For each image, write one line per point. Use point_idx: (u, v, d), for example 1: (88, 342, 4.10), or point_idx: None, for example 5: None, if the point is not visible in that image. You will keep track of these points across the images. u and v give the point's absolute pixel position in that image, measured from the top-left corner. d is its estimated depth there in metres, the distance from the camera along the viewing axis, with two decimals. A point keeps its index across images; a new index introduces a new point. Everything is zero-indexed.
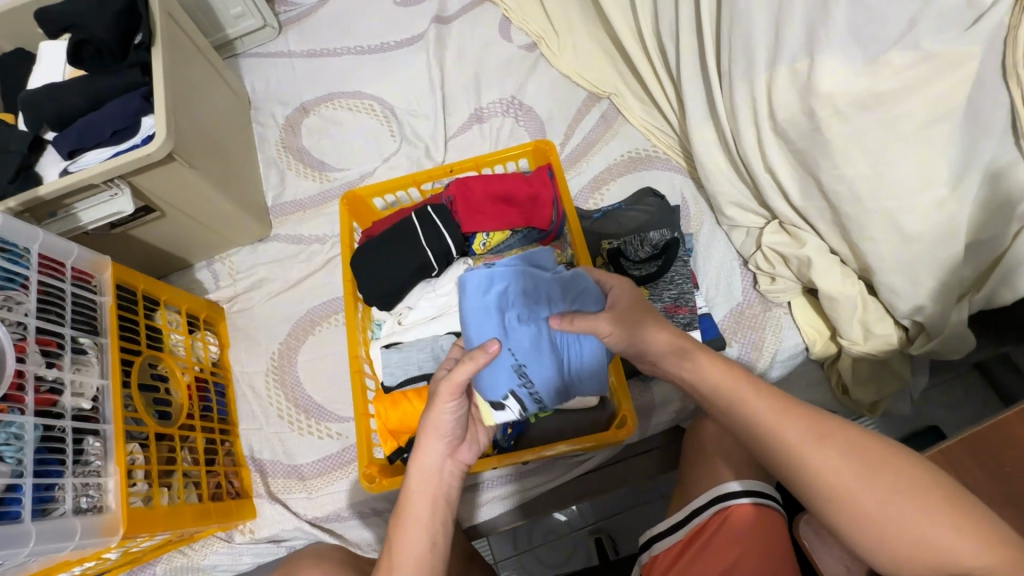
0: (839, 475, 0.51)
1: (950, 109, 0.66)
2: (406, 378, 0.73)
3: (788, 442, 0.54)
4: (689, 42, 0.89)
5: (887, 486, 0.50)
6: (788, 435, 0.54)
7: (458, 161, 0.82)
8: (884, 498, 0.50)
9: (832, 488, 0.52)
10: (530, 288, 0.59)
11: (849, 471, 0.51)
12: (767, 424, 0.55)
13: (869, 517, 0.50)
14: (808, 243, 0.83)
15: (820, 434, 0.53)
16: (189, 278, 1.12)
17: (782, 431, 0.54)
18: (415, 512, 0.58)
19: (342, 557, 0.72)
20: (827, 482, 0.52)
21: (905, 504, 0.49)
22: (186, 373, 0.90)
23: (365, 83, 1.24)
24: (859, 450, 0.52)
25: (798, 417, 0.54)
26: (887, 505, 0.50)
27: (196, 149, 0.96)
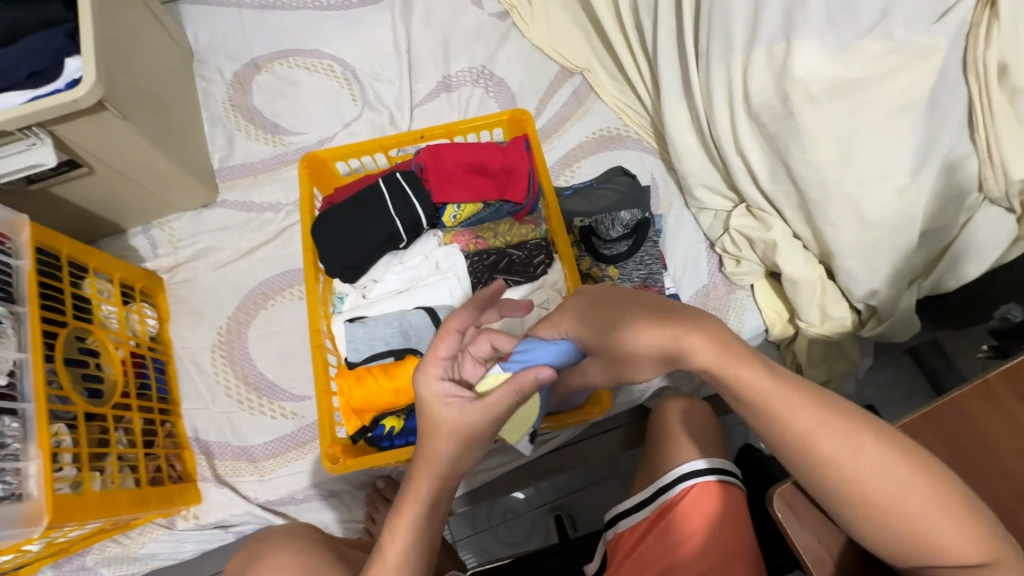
0: (860, 470, 0.44)
1: (915, 100, 0.68)
2: (373, 353, 0.69)
3: (801, 433, 0.46)
4: (666, 20, 0.88)
5: (909, 481, 0.44)
6: (797, 419, 0.46)
7: (430, 127, 0.77)
8: (903, 493, 0.44)
9: (847, 482, 0.45)
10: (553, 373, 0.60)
11: (872, 464, 0.44)
12: (785, 404, 0.47)
13: (880, 510, 0.44)
14: (774, 227, 0.85)
15: (851, 437, 0.45)
16: (122, 245, 1.02)
17: (794, 420, 0.46)
18: (422, 538, 0.51)
19: (317, 536, 0.66)
20: (838, 476, 0.45)
21: (925, 497, 0.43)
22: (120, 348, 0.82)
23: (324, 41, 1.15)
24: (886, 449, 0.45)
25: (812, 398, 0.47)
26: (905, 498, 0.44)
27: (131, 99, 0.86)
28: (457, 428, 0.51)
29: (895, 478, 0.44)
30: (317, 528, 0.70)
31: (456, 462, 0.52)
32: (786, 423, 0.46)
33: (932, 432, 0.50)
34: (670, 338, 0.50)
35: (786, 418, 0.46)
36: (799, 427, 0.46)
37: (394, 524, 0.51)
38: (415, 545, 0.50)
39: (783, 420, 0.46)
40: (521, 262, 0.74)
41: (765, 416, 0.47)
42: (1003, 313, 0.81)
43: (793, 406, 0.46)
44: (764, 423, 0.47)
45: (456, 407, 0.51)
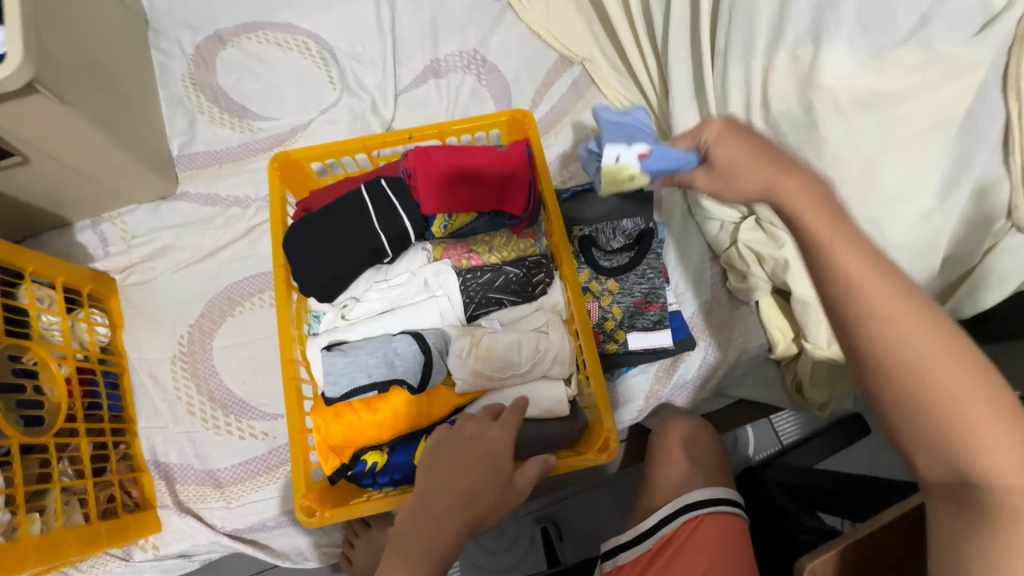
0: (912, 342, 0.40)
1: (948, 118, 0.63)
2: (353, 388, 0.60)
3: (859, 300, 0.42)
4: (679, 12, 0.81)
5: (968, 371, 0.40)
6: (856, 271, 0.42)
7: (420, 126, 0.69)
8: (967, 384, 0.40)
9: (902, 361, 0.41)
10: None
11: (928, 336, 0.40)
12: (875, 293, 0.41)
13: (948, 416, 0.39)
14: (787, 245, 0.78)
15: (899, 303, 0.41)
16: (66, 241, 0.91)
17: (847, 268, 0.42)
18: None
19: None
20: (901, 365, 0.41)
21: (990, 403, 0.39)
22: (64, 365, 0.73)
23: (296, 14, 1.03)
24: (941, 329, 0.41)
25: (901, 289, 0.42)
26: (975, 399, 0.39)
27: (71, 77, 0.74)
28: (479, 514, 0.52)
29: (950, 371, 0.40)
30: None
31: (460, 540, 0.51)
32: (842, 281, 0.42)
33: None
34: (768, 173, 0.45)
35: (848, 273, 0.42)
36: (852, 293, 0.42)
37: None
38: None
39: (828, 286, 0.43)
40: (518, 282, 0.67)
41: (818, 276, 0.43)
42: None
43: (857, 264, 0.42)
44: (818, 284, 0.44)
45: (503, 449, 0.56)
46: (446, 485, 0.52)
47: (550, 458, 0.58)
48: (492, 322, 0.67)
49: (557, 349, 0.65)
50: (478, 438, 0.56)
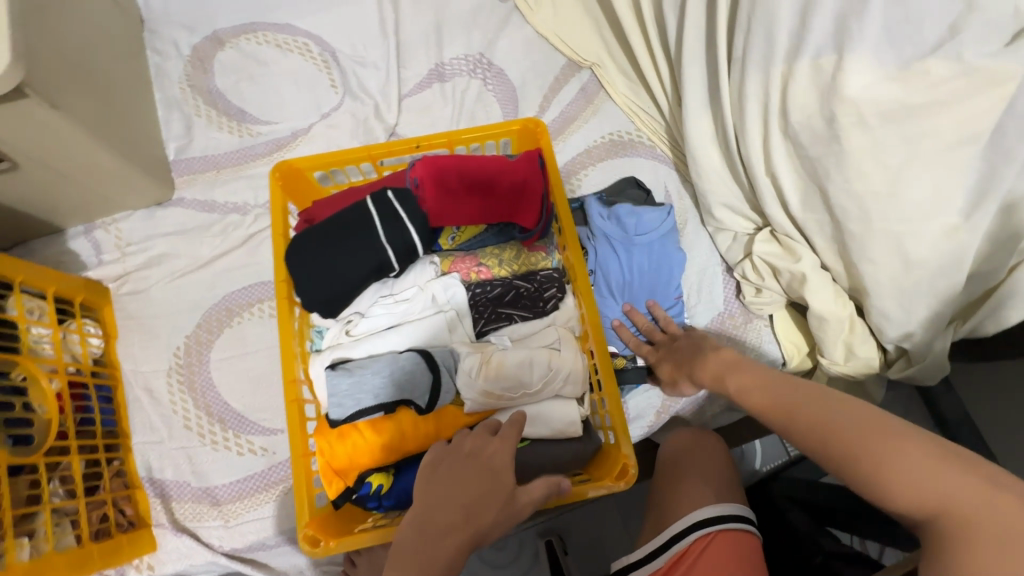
0: (792, 412, 0.51)
1: (977, 132, 0.60)
2: (358, 410, 0.57)
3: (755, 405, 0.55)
4: (694, 18, 0.78)
5: (837, 409, 0.48)
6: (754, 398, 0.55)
7: (427, 135, 0.66)
8: (841, 420, 0.47)
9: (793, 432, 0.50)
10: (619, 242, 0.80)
11: (795, 399, 0.51)
12: (781, 388, 0.53)
13: (862, 457, 0.44)
14: (805, 258, 0.76)
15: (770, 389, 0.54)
16: (58, 248, 0.88)
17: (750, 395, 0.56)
18: None
19: None
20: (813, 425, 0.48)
21: (860, 423, 0.46)
22: (54, 380, 0.70)
23: (297, 14, 1.01)
24: (808, 394, 0.51)
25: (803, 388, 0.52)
26: (840, 427, 0.46)
27: (59, 79, 0.71)
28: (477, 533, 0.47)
29: (819, 416, 0.48)
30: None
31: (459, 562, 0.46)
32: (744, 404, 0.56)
33: None
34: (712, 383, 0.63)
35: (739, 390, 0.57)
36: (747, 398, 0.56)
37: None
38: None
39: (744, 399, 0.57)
40: (529, 296, 0.66)
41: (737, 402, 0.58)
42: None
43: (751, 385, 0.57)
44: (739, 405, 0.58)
45: (504, 465, 0.51)
46: (444, 501, 0.48)
47: (561, 480, 0.53)
48: (502, 338, 0.64)
49: (568, 368, 0.63)
50: (477, 453, 0.52)
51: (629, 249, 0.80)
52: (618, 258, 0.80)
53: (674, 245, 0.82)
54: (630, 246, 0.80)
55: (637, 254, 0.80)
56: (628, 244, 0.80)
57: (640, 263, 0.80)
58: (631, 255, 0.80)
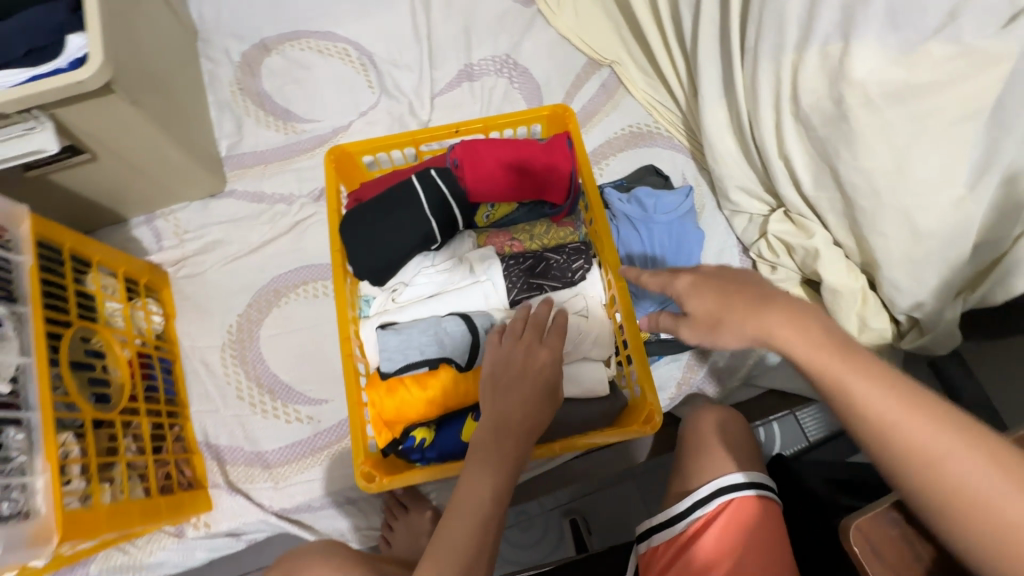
0: (940, 460, 0.41)
1: (979, 108, 0.64)
2: (406, 363, 0.63)
3: (879, 418, 0.43)
4: (708, 14, 0.84)
5: (999, 463, 0.41)
6: (882, 411, 0.43)
7: (466, 122, 0.72)
8: (995, 488, 0.40)
9: (920, 472, 0.42)
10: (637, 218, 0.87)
11: (941, 439, 0.42)
12: (888, 396, 0.43)
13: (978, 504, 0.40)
14: (817, 235, 0.81)
15: (909, 410, 0.43)
16: (123, 236, 0.96)
17: (875, 405, 0.44)
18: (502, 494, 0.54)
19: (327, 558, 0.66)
20: (924, 453, 0.42)
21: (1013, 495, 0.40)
22: (126, 348, 0.77)
23: (339, 23, 1.09)
24: (953, 428, 0.42)
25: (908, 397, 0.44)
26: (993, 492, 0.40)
27: (135, 78, 0.79)
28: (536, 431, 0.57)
29: (972, 469, 0.41)
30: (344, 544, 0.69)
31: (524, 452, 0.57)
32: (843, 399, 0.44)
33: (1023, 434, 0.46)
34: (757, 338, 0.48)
35: (850, 389, 0.44)
36: (872, 408, 0.43)
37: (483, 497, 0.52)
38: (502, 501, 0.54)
39: (871, 406, 0.44)
40: (559, 267, 0.70)
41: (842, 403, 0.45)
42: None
43: (863, 383, 0.44)
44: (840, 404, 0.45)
45: (552, 373, 0.59)
46: (513, 408, 0.57)
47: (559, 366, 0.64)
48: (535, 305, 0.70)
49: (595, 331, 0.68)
50: (529, 365, 0.59)
51: (648, 224, 0.86)
52: (637, 232, 0.86)
53: (691, 224, 0.88)
54: (647, 222, 0.86)
55: (655, 228, 0.86)
56: (646, 220, 0.86)
57: (660, 237, 0.86)
58: (650, 230, 0.86)
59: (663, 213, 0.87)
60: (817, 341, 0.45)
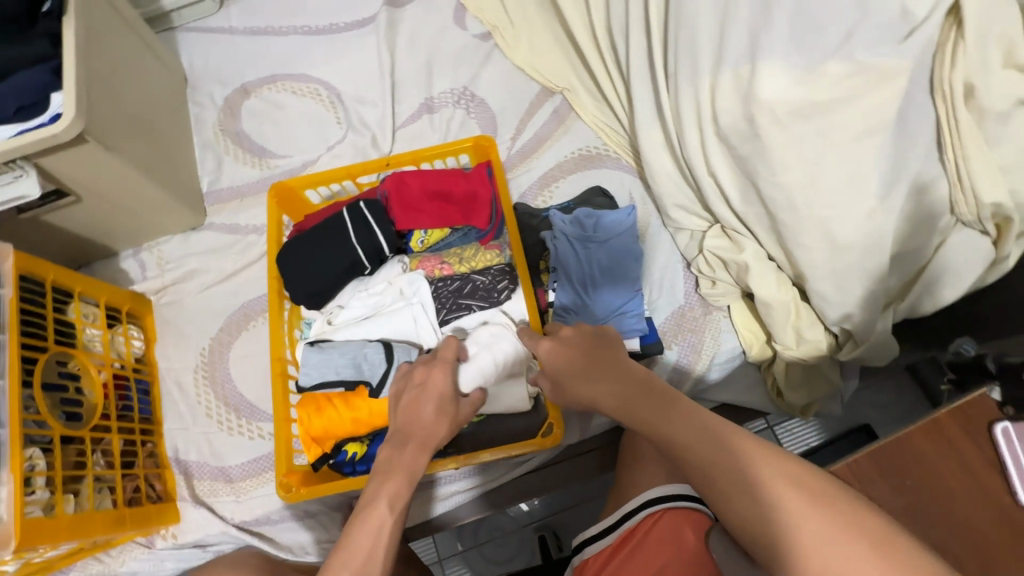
0: (796, 518, 0.46)
1: (881, 122, 0.66)
2: (323, 380, 0.68)
3: (746, 473, 0.49)
4: (638, 42, 0.89)
5: (847, 525, 0.45)
6: (751, 469, 0.49)
7: (395, 155, 0.78)
8: (808, 522, 0.45)
9: (777, 531, 0.46)
10: (576, 239, 0.89)
11: (785, 496, 0.47)
12: (726, 435, 0.51)
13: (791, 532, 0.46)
14: (747, 249, 0.84)
15: (776, 470, 0.48)
16: (113, 268, 1.05)
17: (742, 463, 0.49)
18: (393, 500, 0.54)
19: (263, 568, 0.70)
20: (749, 487, 0.48)
21: (859, 557, 0.43)
22: (102, 371, 0.85)
23: (311, 66, 1.18)
24: (813, 487, 0.47)
25: (747, 439, 0.51)
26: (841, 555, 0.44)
27: (115, 126, 0.88)
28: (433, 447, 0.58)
29: (824, 526, 0.45)
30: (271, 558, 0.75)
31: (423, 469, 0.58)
32: (682, 440, 0.52)
33: (877, 475, 0.54)
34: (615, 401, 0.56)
35: (722, 445, 0.51)
36: (738, 464, 0.49)
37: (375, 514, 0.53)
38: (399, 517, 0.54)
39: (739, 463, 0.50)
40: (484, 288, 0.74)
41: (717, 460, 0.50)
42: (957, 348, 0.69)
43: (733, 439, 0.51)
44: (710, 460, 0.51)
45: (448, 388, 0.61)
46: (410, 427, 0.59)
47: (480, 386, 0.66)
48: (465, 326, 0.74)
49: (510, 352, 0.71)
50: (425, 385, 0.61)
51: (586, 245, 0.89)
52: (575, 252, 0.89)
53: (632, 242, 0.90)
54: (585, 243, 0.89)
55: (593, 250, 0.88)
56: (584, 241, 0.89)
57: (598, 260, 0.88)
58: (588, 251, 0.89)
59: (606, 235, 0.90)
60: (673, 400, 0.55)
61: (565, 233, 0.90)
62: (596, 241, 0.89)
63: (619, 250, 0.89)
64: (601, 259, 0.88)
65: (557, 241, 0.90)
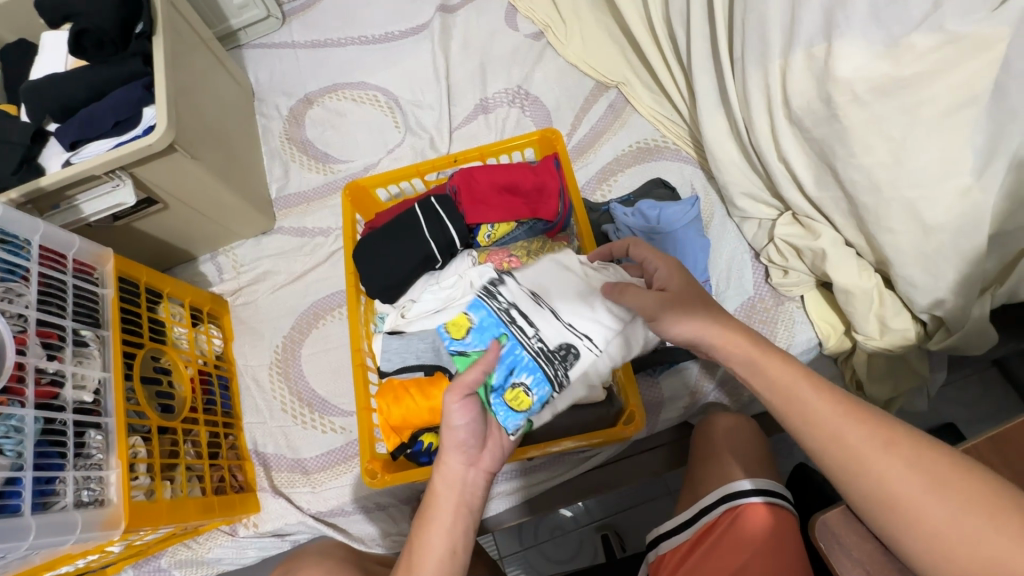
0: (903, 490, 0.46)
1: (974, 94, 0.63)
2: (403, 366, 0.72)
3: (854, 441, 0.50)
4: (700, 30, 0.87)
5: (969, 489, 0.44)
6: (854, 439, 0.50)
7: (463, 151, 0.81)
8: (913, 487, 0.46)
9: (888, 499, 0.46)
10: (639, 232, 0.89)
11: (892, 466, 0.47)
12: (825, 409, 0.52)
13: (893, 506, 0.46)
14: (823, 235, 0.81)
15: (883, 439, 0.49)
16: (192, 271, 1.11)
17: (847, 435, 0.50)
18: (436, 516, 0.56)
19: (347, 554, 0.73)
20: (845, 454, 0.50)
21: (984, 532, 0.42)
22: (189, 366, 0.90)
23: (369, 74, 1.22)
24: (924, 458, 0.47)
25: (857, 415, 0.51)
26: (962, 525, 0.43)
27: (198, 137, 0.94)
28: (451, 450, 0.58)
29: (942, 505, 0.44)
30: (346, 547, 0.77)
31: (462, 479, 0.58)
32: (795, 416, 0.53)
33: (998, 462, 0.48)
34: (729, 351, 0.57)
35: (822, 415, 0.52)
36: (848, 429, 0.50)
37: (426, 527, 0.56)
38: (448, 528, 0.55)
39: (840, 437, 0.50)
40: None
41: (821, 436, 0.51)
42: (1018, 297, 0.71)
43: (840, 411, 0.52)
44: (814, 434, 0.52)
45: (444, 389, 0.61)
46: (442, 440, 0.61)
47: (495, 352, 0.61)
48: (521, 290, 0.67)
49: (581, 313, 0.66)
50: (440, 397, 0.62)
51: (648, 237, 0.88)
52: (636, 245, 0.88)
53: (697, 233, 0.89)
54: (649, 235, 0.88)
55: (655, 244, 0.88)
56: (648, 234, 0.88)
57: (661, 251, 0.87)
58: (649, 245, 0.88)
59: (669, 225, 0.89)
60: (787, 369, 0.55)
61: (627, 226, 0.90)
62: (659, 233, 0.88)
63: (682, 241, 0.88)
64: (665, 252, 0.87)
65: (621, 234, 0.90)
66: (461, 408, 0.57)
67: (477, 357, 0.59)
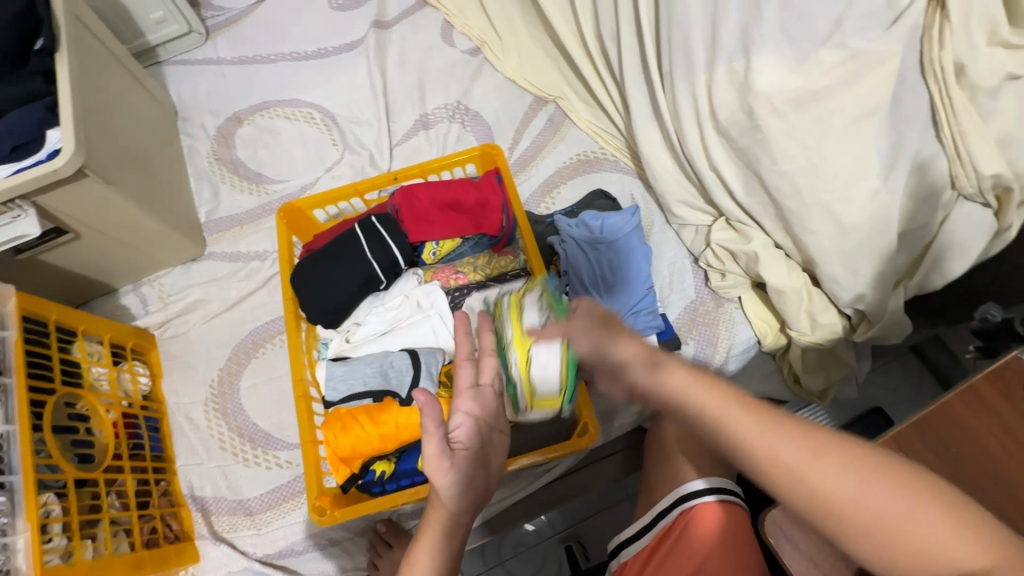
0: (872, 512, 0.39)
1: (876, 104, 0.68)
2: (350, 393, 0.68)
3: None
4: (631, 46, 0.91)
5: (885, 497, 0.39)
6: (819, 471, 0.41)
7: (402, 168, 0.80)
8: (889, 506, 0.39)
9: (866, 527, 0.40)
10: (582, 239, 0.90)
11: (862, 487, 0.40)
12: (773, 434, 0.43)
13: (885, 531, 0.39)
14: (755, 239, 0.85)
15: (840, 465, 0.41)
16: (113, 304, 1.03)
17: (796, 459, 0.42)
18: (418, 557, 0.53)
19: None
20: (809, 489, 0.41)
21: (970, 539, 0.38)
22: (112, 410, 0.82)
23: (303, 91, 1.19)
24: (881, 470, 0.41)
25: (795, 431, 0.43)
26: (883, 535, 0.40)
27: (112, 161, 0.87)
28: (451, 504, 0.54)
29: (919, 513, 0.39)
30: None
31: (450, 532, 0.54)
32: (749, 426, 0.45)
33: (923, 446, 0.46)
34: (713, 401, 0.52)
35: (741, 438, 0.44)
36: None
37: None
38: (430, 575, 0.52)
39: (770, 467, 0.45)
40: (501, 294, 0.75)
41: (779, 469, 0.42)
42: (925, 285, 0.78)
43: None
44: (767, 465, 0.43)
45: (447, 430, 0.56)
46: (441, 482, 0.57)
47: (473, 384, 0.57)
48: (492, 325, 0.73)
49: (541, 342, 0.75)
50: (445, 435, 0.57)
51: (591, 244, 0.90)
52: (581, 253, 0.90)
53: (639, 241, 0.91)
54: (592, 242, 0.90)
55: (599, 250, 0.90)
56: (590, 242, 0.90)
57: (604, 259, 0.89)
58: (593, 252, 0.90)
59: (611, 231, 0.90)
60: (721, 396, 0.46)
61: (570, 234, 0.91)
62: (602, 239, 0.90)
63: (627, 248, 0.90)
64: (610, 259, 0.89)
65: (564, 240, 0.92)
66: (457, 454, 0.54)
67: (462, 400, 0.57)
